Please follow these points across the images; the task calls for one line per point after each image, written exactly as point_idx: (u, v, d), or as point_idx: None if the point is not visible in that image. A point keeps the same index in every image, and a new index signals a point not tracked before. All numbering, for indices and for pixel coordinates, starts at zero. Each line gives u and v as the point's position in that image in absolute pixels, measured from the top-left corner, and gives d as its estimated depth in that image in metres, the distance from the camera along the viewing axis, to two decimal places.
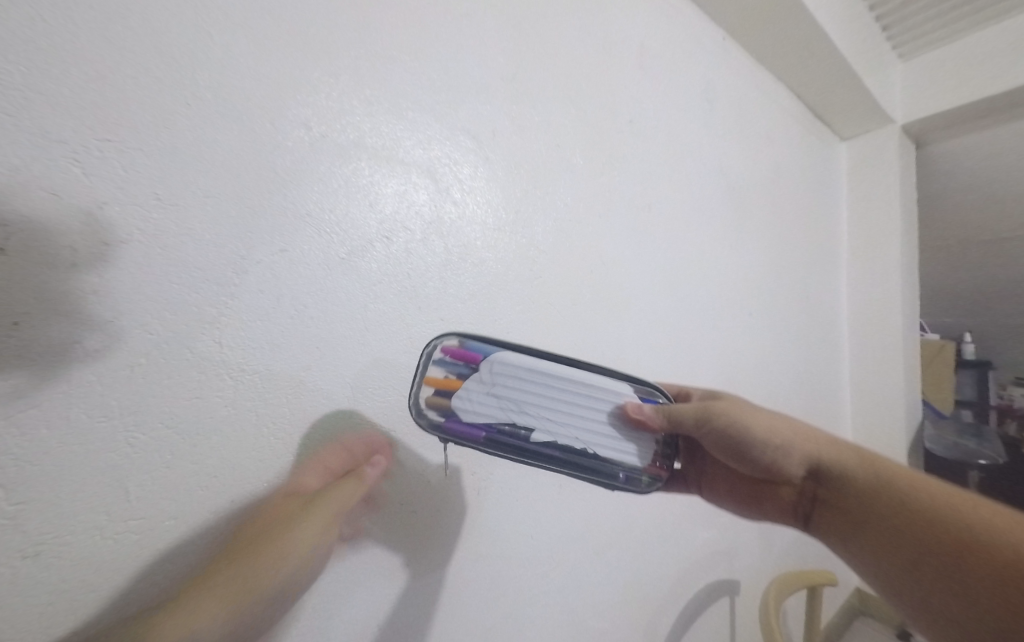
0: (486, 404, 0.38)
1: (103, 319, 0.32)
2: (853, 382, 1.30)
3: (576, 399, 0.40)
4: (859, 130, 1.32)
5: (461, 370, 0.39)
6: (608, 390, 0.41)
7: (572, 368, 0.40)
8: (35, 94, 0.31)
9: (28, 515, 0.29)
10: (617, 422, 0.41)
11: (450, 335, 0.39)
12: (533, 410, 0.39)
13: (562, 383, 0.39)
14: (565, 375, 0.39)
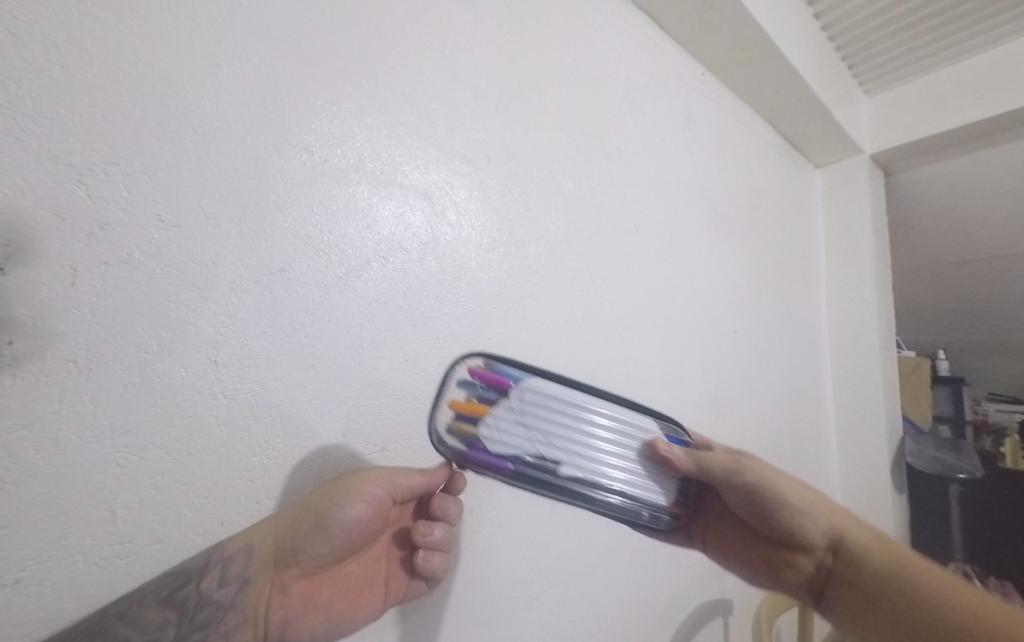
0: (518, 429, 0.37)
1: (100, 337, 0.32)
2: (835, 399, 1.33)
3: (603, 432, 0.40)
4: (831, 158, 1.39)
5: (488, 395, 0.38)
6: (636, 428, 0.41)
7: (600, 402, 0.40)
8: (44, 118, 0.31)
9: (12, 540, 0.28)
10: (643, 460, 0.41)
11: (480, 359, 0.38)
12: (562, 440, 0.38)
13: (590, 415, 0.39)
14: (595, 408, 0.40)
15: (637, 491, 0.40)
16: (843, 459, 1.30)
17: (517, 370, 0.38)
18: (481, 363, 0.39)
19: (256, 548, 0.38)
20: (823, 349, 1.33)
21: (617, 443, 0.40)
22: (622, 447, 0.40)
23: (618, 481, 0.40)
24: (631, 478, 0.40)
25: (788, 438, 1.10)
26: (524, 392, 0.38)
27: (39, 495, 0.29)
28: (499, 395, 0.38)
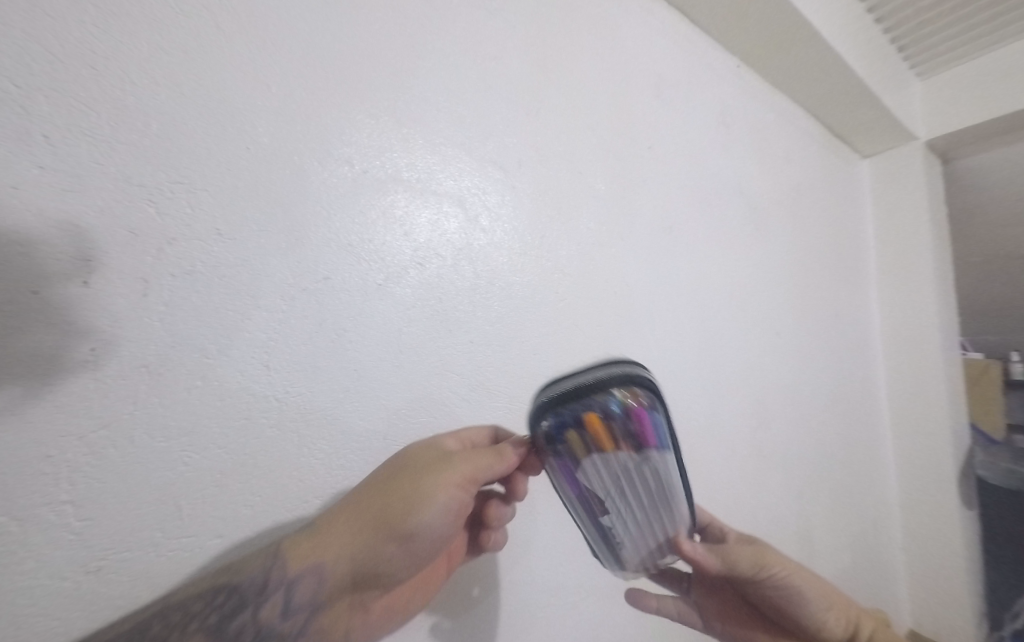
0: (609, 466, 0.37)
1: (166, 343, 0.35)
2: (891, 403, 1.24)
3: (669, 507, 0.41)
4: (880, 148, 1.31)
5: (624, 427, 0.36)
6: (683, 527, 0.43)
7: (686, 496, 0.41)
8: (119, 143, 0.34)
9: (93, 531, 0.31)
10: (662, 545, 0.44)
11: (652, 398, 0.36)
12: (635, 493, 0.39)
13: (672, 491, 0.40)
14: (680, 490, 0.40)
15: (625, 553, 0.44)
16: (902, 468, 1.21)
17: (662, 429, 0.37)
18: (644, 400, 0.36)
19: (323, 569, 0.37)
20: (876, 350, 1.25)
21: (667, 518, 0.42)
22: (663, 521, 0.42)
23: (627, 540, 0.43)
24: (638, 545, 0.43)
25: (838, 444, 1.04)
26: (652, 448, 0.37)
27: (117, 490, 0.32)
28: (633, 434, 0.36)
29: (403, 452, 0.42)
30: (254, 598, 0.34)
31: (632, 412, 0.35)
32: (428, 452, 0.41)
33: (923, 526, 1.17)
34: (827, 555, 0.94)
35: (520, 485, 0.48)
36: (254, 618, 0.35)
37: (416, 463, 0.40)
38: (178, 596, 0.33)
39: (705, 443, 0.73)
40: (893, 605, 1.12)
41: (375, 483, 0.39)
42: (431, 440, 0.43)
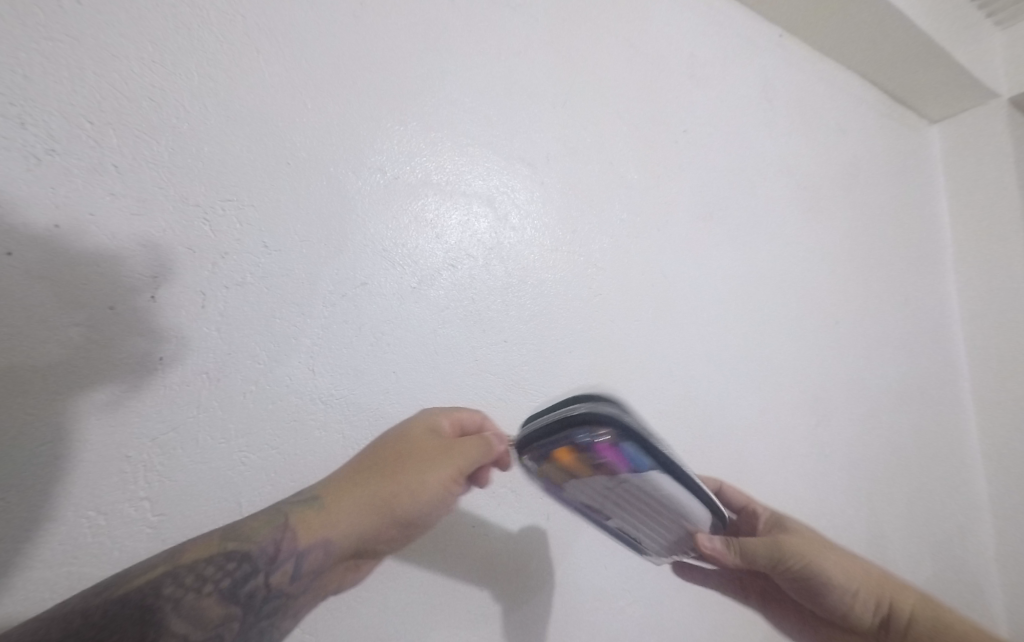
0: (593, 487, 0.37)
1: (223, 351, 0.38)
2: (974, 393, 1.13)
3: (674, 511, 0.39)
4: (953, 110, 1.18)
5: (595, 460, 0.34)
6: (696, 523, 0.41)
7: (690, 501, 0.38)
8: (175, 168, 0.37)
9: (167, 524, 0.34)
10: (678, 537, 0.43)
11: (619, 431, 0.32)
12: (629, 502, 0.38)
13: (674, 500, 0.37)
14: (682, 498, 0.37)
15: (647, 541, 0.45)
16: (989, 464, 1.10)
17: (644, 456, 0.33)
18: (611, 436, 0.33)
19: (332, 545, 0.32)
20: (954, 333, 1.14)
21: (678, 517, 0.40)
22: (677, 519, 0.40)
23: (644, 532, 0.43)
24: (656, 535, 0.44)
25: (911, 438, 0.95)
26: (632, 471, 0.34)
27: (186, 487, 0.35)
28: (608, 464, 0.34)
29: (406, 428, 0.39)
30: (267, 564, 0.30)
31: (600, 447, 0.33)
32: (428, 435, 0.38)
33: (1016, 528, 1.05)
34: (901, 558, 0.87)
35: (486, 474, 0.40)
36: (265, 584, 0.29)
37: (417, 446, 0.37)
38: (187, 554, 0.28)
39: (757, 438, 0.70)
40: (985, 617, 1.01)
41: (380, 458, 0.36)
42: (433, 419, 0.40)
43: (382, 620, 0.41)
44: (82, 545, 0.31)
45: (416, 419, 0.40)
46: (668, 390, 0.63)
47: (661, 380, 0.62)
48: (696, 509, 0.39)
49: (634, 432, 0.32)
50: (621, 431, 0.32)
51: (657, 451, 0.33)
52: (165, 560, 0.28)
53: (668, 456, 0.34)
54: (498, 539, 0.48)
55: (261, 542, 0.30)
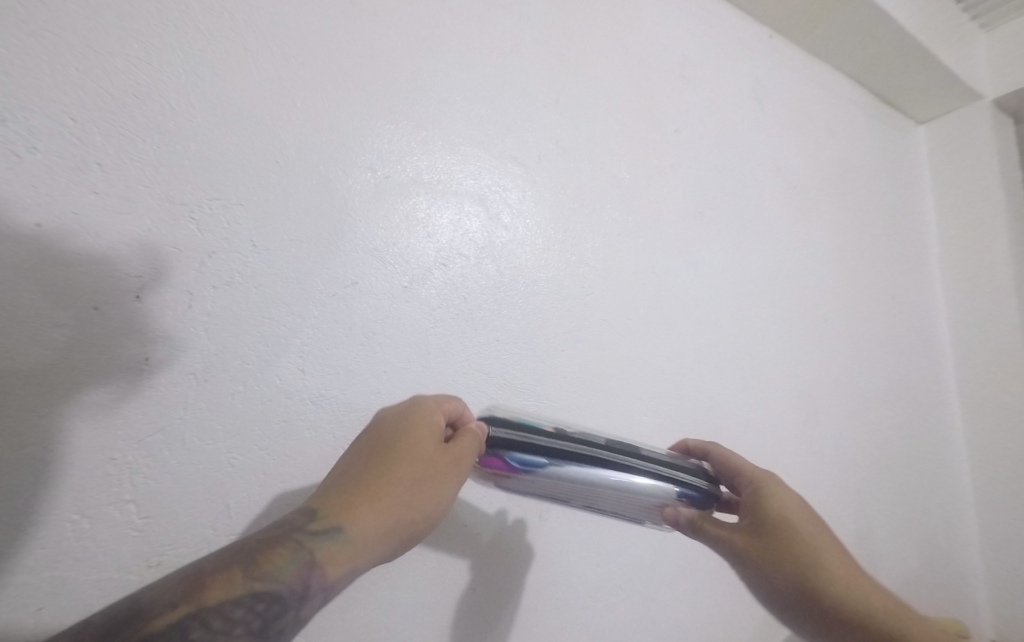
0: (527, 496, 0.40)
1: (210, 352, 0.37)
2: (959, 389, 1.15)
3: (613, 496, 0.38)
4: (939, 111, 1.20)
5: (499, 476, 0.37)
6: (653, 496, 0.38)
7: (617, 477, 0.37)
8: (162, 166, 0.37)
9: (154, 527, 0.34)
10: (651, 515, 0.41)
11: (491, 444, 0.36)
12: (569, 498, 0.39)
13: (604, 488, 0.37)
14: (607, 481, 0.36)
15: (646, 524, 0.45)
16: (974, 460, 1.12)
17: (528, 454, 0.36)
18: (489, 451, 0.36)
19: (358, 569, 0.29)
20: (940, 332, 1.16)
21: (637, 501, 0.38)
22: (642, 502, 0.39)
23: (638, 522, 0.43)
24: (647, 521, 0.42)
25: (899, 435, 0.97)
26: (532, 473, 0.36)
27: (173, 489, 0.34)
28: (511, 476, 0.37)
29: (413, 431, 0.35)
30: (297, 602, 0.27)
31: (486, 463, 0.37)
32: (433, 438, 0.35)
33: (1000, 522, 1.07)
34: (889, 552, 0.88)
35: None
36: (296, 618, 0.27)
37: (424, 455, 0.34)
38: (212, 594, 0.24)
39: (747, 435, 0.70)
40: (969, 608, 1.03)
41: (396, 471, 0.33)
42: (436, 419, 0.37)
43: (373, 619, 0.41)
44: (67, 549, 0.30)
45: (419, 418, 0.36)
46: (660, 389, 0.63)
47: (653, 378, 0.63)
48: (634, 482, 0.37)
49: (502, 439, 0.36)
50: (493, 443, 0.36)
51: (528, 446, 0.36)
52: (185, 599, 0.24)
53: (544, 447, 0.36)
54: (489, 537, 0.48)
55: (291, 576, 0.27)
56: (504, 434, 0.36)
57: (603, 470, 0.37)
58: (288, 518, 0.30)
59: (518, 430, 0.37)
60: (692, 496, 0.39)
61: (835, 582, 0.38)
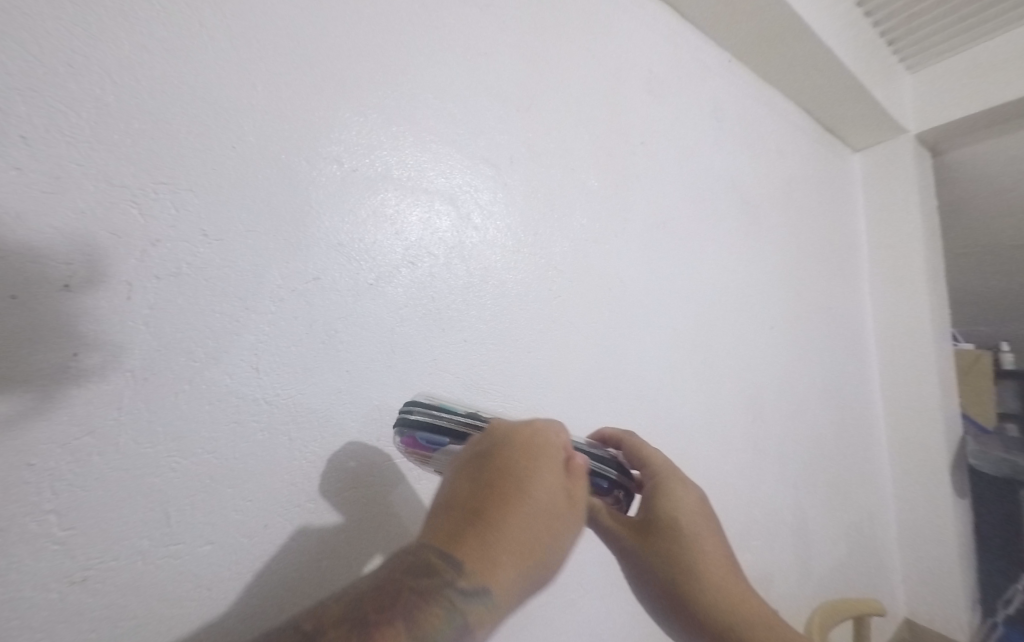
0: None
1: (150, 348, 0.34)
2: (885, 395, 1.25)
3: None
4: (870, 141, 1.32)
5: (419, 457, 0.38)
6: None
7: None
8: (101, 143, 0.34)
9: (78, 540, 0.30)
10: None
11: (406, 424, 0.38)
12: None
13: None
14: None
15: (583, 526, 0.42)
16: (896, 461, 1.22)
17: (432, 434, 0.37)
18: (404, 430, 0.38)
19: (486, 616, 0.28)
20: (869, 343, 1.26)
21: None
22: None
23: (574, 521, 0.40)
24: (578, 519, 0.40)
25: (833, 437, 1.04)
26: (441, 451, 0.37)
27: (103, 498, 0.31)
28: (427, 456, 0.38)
29: (545, 472, 0.30)
30: None
31: (404, 443, 0.38)
32: (559, 476, 0.31)
33: (917, 517, 1.18)
34: (823, 546, 0.95)
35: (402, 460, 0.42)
36: None
37: (555, 500, 0.30)
38: None
39: (701, 438, 0.73)
40: (888, 595, 1.13)
41: (533, 520, 0.28)
42: (560, 454, 0.32)
43: None
44: None
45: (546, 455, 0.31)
46: (621, 392, 0.64)
47: (614, 381, 0.64)
48: None
49: (415, 419, 0.38)
50: (406, 423, 0.38)
51: (437, 426, 0.37)
52: None
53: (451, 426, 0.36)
54: None
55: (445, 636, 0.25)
56: (417, 413, 0.38)
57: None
58: (430, 562, 0.26)
59: (432, 411, 0.38)
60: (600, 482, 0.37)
61: (704, 585, 0.37)
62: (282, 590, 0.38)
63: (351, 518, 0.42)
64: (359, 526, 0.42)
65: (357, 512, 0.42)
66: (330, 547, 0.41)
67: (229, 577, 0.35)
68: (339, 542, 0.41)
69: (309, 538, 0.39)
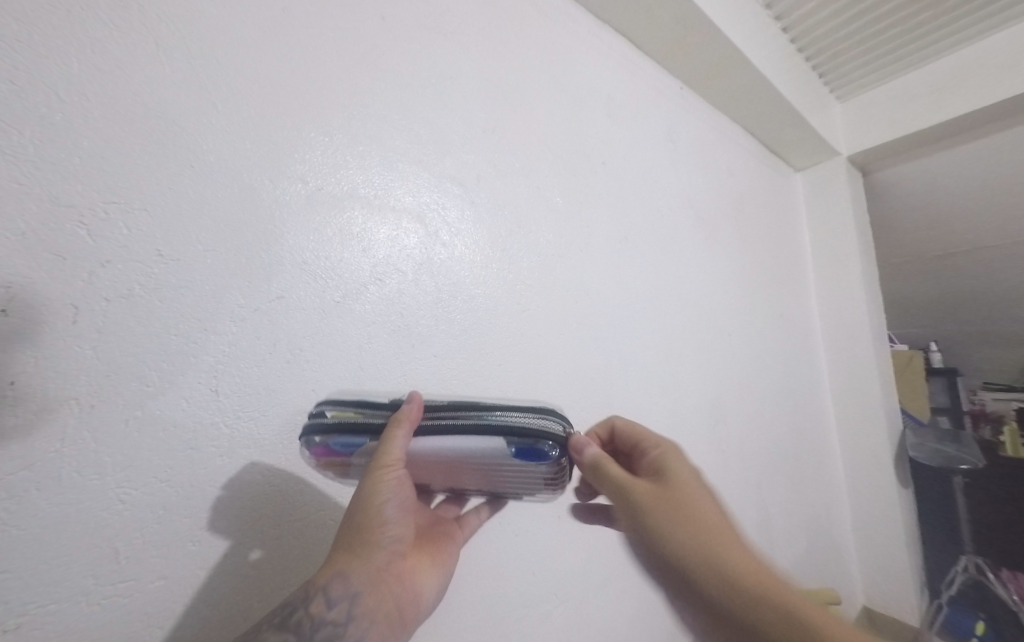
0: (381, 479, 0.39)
1: (97, 373, 0.32)
2: (834, 395, 1.33)
3: (450, 458, 0.36)
4: (809, 162, 1.43)
5: (338, 460, 0.37)
6: (488, 456, 0.35)
7: (445, 437, 0.35)
8: (46, 163, 0.32)
9: (11, 583, 0.28)
10: (519, 480, 0.38)
11: (316, 435, 0.35)
12: (428, 470, 0.38)
13: (444, 453, 0.35)
14: (440, 446, 0.35)
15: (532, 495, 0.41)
16: (847, 458, 1.29)
17: (349, 437, 0.35)
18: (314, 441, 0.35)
19: (352, 576, 0.34)
20: (817, 347, 1.35)
21: (482, 462, 0.36)
22: (498, 462, 0.35)
23: (531, 488, 0.39)
24: (539, 487, 0.38)
25: (789, 437, 1.10)
26: (360, 450, 0.36)
27: (42, 537, 0.29)
28: (346, 458, 0.36)
29: None
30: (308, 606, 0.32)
31: (315, 453, 0.36)
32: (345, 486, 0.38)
33: (868, 510, 1.24)
34: (784, 543, 0.99)
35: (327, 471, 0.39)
36: (308, 616, 0.32)
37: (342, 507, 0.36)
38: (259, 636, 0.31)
39: (666, 443, 0.76)
40: (845, 586, 1.18)
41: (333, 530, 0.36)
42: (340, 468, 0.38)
43: None
44: None
45: (388, 486, 0.35)
46: (589, 401, 0.66)
47: (583, 390, 0.66)
48: (462, 442, 0.35)
49: (328, 424, 0.35)
50: (315, 433, 0.35)
51: (354, 426, 0.35)
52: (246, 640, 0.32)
53: (368, 425, 0.35)
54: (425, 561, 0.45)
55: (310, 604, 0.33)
56: (328, 419, 0.36)
57: (440, 434, 0.35)
58: None
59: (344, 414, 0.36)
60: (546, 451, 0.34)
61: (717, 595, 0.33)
62: (242, 623, 0.36)
63: (319, 541, 0.40)
64: (327, 548, 0.41)
65: (326, 533, 0.41)
66: (295, 572, 0.39)
67: (183, 612, 0.33)
68: (306, 565, 0.40)
69: (273, 564, 0.38)
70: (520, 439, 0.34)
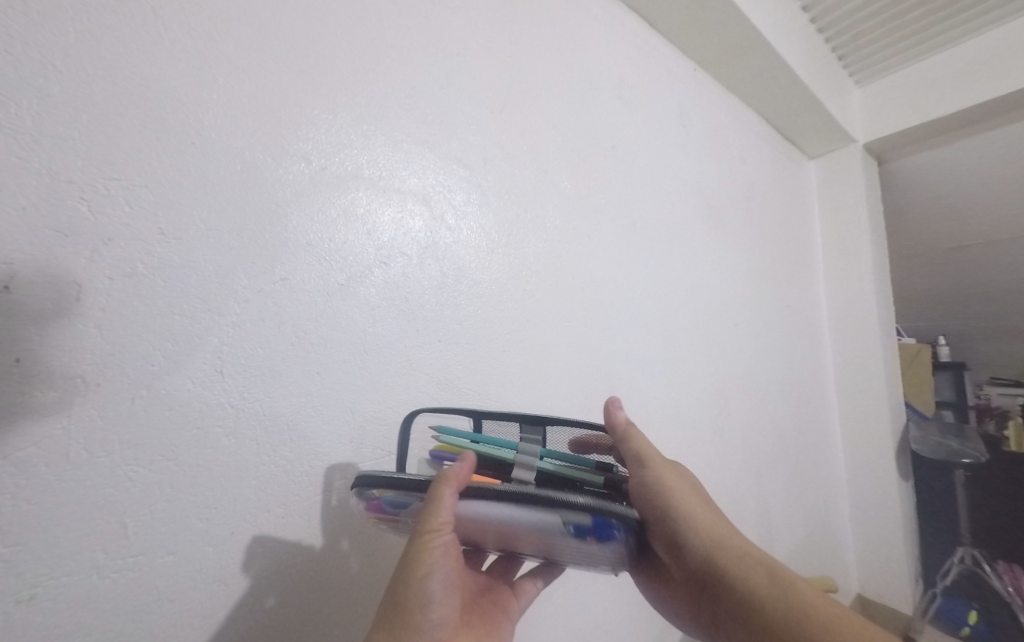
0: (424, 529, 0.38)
1: (102, 352, 0.32)
2: (838, 386, 1.33)
3: (506, 531, 0.34)
4: (823, 149, 1.39)
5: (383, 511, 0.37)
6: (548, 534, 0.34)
7: (502, 510, 0.34)
8: (44, 136, 0.32)
9: (24, 557, 0.29)
10: (576, 553, 0.37)
11: (369, 487, 0.35)
12: (478, 535, 0.36)
13: (495, 522, 0.34)
14: (492, 514, 0.34)
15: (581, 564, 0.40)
16: (849, 449, 1.30)
17: (399, 496, 0.35)
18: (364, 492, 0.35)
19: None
20: (823, 338, 1.34)
21: (537, 537, 0.34)
22: (554, 539, 0.35)
23: (575, 559, 0.38)
24: (589, 558, 0.38)
25: (791, 427, 1.10)
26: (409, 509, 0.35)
27: (52, 512, 0.30)
28: (393, 512, 0.36)
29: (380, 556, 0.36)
30: None
31: (366, 504, 0.36)
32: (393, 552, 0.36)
33: (868, 501, 1.25)
34: (781, 531, 1.00)
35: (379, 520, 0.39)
36: None
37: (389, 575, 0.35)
38: None
39: (669, 432, 0.76)
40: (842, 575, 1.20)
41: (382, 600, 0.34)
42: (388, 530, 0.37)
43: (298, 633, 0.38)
44: None
45: (434, 555, 0.34)
46: (592, 391, 0.66)
47: (587, 377, 0.65)
48: (520, 519, 0.33)
49: (379, 481, 0.35)
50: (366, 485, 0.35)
51: (403, 486, 0.34)
52: None
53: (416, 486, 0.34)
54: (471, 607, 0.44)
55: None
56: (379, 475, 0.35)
57: (490, 503, 0.34)
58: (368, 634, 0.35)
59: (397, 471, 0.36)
60: (605, 527, 0.34)
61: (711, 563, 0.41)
62: (249, 600, 0.36)
63: (326, 523, 0.41)
64: (331, 531, 0.41)
65: (332, 516, 0.41)
66: (300, 551, 0.39)
67: (192, 588, 0.34)
68: (313, 547, 0.40)
69: (280, 543, 0.38)
70: (581, 517, 0.33)
